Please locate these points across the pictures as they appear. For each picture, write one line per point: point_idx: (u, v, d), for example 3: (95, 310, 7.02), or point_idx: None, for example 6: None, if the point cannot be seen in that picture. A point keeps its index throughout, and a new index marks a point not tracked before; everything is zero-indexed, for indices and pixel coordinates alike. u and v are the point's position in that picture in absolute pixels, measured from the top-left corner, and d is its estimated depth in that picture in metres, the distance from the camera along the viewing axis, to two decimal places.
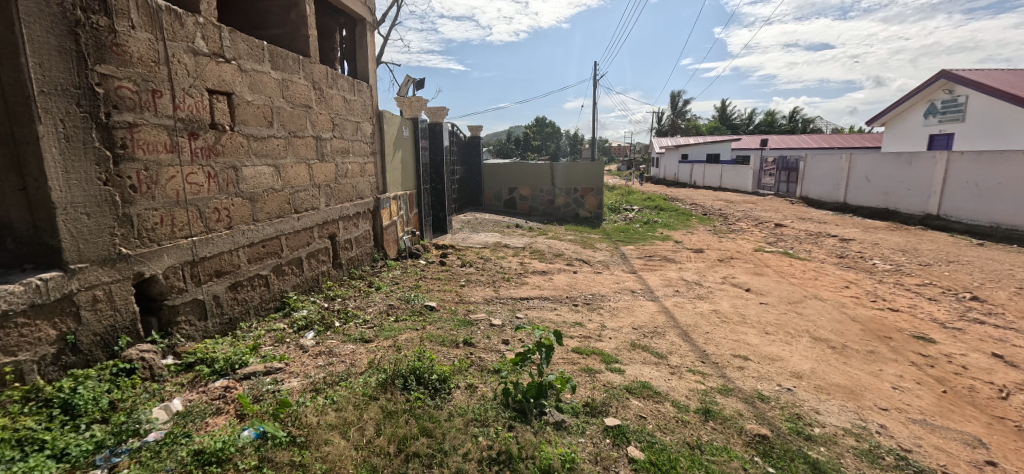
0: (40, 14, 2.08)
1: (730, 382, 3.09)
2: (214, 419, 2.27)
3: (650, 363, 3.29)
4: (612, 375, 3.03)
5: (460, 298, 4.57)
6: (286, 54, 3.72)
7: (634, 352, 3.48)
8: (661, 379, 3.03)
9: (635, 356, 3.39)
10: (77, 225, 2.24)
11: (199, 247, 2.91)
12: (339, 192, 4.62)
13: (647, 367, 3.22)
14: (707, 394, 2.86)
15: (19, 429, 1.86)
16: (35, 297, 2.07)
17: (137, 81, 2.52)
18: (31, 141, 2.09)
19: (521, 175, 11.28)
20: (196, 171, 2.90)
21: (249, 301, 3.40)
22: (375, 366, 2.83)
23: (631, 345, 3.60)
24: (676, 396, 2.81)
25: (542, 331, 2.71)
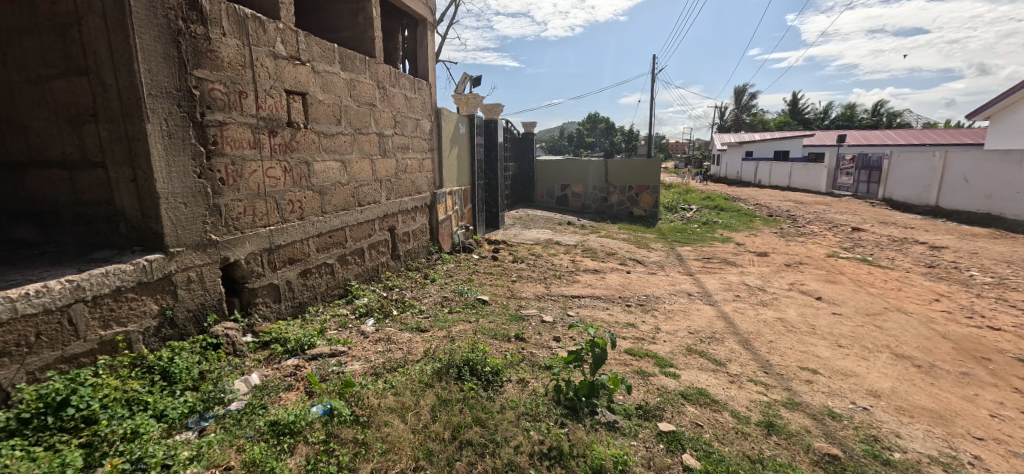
0: (149, 25, 2.33)
1: (796, 395, 2.92)
2: (287, 394, 2.46)
3: (707, 370, 3.18)
4: (666, 379, 2.95)
5: (512, 294, 4.63)
6: (354, 55, 3.93)
7: (690, 357, 3.36)
8: (719, 387, 2.91)
9: (691, 362, 3.28)
10: (176, 213, 2.50)
11: (275, 235, 3.16)
12: (399, 186, 4.81)
13: (703, 373, 3.11)
14: (770, 407, 2.72)
15: (128, 390, 2.12)
16: (142, 275, 2.34)
17: (226, 83, 2.77)
18: (140, 138, 2.35)
19: (574, 172, 11.17)
20: (275, 166, 3.14)
21: (317, 287, 3.64)
22: (431, 355, 2.94)
23: (686, 350, 3.48)
24: (735, 406, 2.69)
25: (597, 330, 2.69)
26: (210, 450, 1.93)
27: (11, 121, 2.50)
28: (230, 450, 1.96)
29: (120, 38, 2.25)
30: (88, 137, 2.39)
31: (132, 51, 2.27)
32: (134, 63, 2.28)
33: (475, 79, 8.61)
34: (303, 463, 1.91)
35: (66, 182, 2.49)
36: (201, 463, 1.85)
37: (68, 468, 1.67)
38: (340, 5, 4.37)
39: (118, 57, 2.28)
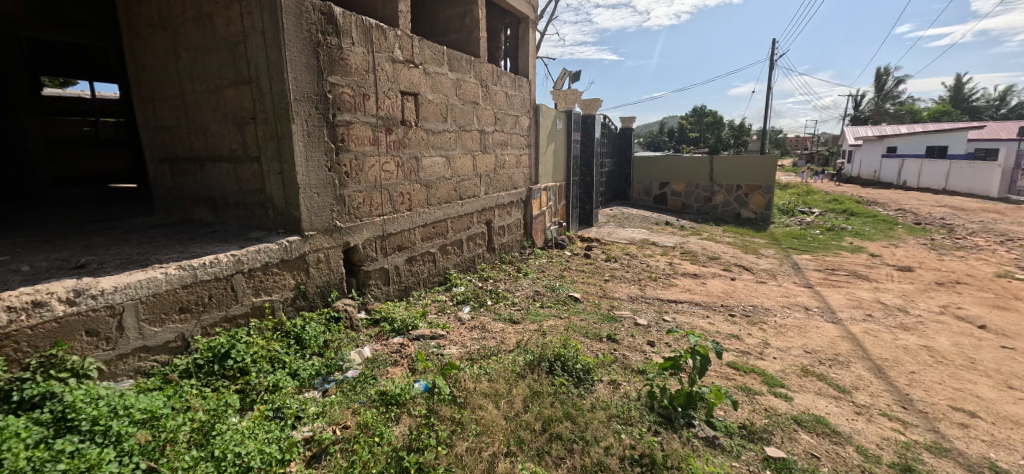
0: (297, 38, 2.70)
1: (944, 440, 2.51)
2: (393, 368, 2.72)
3: (827, 396, 2.87)
4: (776, 401, 2.73)
5: (604, 293, 4.58)
6: (461, 56, 4.15)
7: (806, 379, 3.06)
8: (841, 418, 2.62)
9: (807, 385, 2.98)
10: (311, 202, 2.88)
11: (387, 224, 3.48)
12: (497, 181, 5.00)
13: (823, 399, 2.81)
14: (908, 448, 2.38)
15: (270, 350, 2.52)
16: (283, 253, 2.74)
17: (353, 87, 3.11)
18: (287, 137, 2.74)
19: (676, 170, 10.62)
20: (390, 160, 3.46)
21: (420, 273, 3.95)
22: (523, 347, 3.04)
23: (802, 371, 3.17)
24: (863, 442, 2.40)
25: (699, 337, 2.58)
26: (332, 410, 2.23)
27: (196, 123, 3.09)
28: (348, 412, 2.24)
29: (275, 51, 2.64)
30: (249, 136, 2.86)
31: (283, 62, 2.65)
32: (285, 72, 2.66)
33: (574, 74, 8.58)
34: (407, 432, 2.11)
35: (232, 174, 3.01)
36: (325, 420, 2.15)
37: (229, 408, 2.05)
38: (450, 9, 4.64)
39: (272, 68, 2.68)
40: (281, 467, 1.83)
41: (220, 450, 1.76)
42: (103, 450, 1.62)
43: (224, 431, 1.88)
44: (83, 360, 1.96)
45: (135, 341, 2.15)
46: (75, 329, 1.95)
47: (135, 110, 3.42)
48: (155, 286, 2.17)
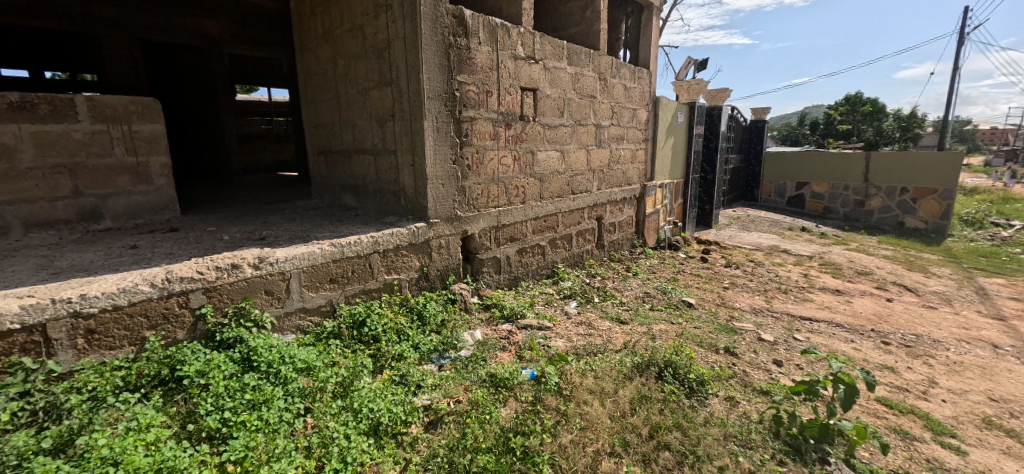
0: (432, 41, 2.94)
1: None
2: (502, 353, 2.87)
3: (1018, 457, 2.33)
4: (944, 453, 2.30)
5: (723, 301, 4.26)
6: (581, 50, 4.13)
7: (987, 432, 2.53)
8: None
9: (989, 439, 2.46)
10: (437, 192, 3.14)
11: (502, 215, 3.65)
12: (611, 177, 4.91)
13: (1012, 460, 2.29)
14: None
15: (397, 322, 2.83)
16: (410, 238, 3.04)
17: (478, 84, 3.29)
18: (419, 132, 3.01)
19: (826, 164, 9.27)
20: (507, 154, 3.60)
21: (530, 265, 4.07)
22: (630, 348, 2.98)
23: (982, 421, 2.62)
24: None
25: (842, 363, 2.28)
26: (447, 384, 2.44)
27: (347, 120, 3.55)
28: (461, 387, 2.43)
29: (413, 55, 2.92)
30: (388, 132, 3.20)
31: (419, 64, 2.91)
32: (420, 73, 2.92)
33: (700, 63, 8.03)
34: (514, 415, 2.22)
35: (373, 164, 3.41)
36: (441, 392, 2.36)
37: (364, 368, 2.37)
38: (571, 2, 4.65)
39: (410, 70, 2.96)
40: (404, 427, 2.08)
41: (357, 404, 2.06)
42: (274, 389, 2.04)
43: (360, 388, 2.18)
44: (261, 314, 2.40)
45: (297, 303, 2.57)
46: (257, 289, 2.40)
47: (302, 110, 4.03)
48: (313, 259, 2.57)
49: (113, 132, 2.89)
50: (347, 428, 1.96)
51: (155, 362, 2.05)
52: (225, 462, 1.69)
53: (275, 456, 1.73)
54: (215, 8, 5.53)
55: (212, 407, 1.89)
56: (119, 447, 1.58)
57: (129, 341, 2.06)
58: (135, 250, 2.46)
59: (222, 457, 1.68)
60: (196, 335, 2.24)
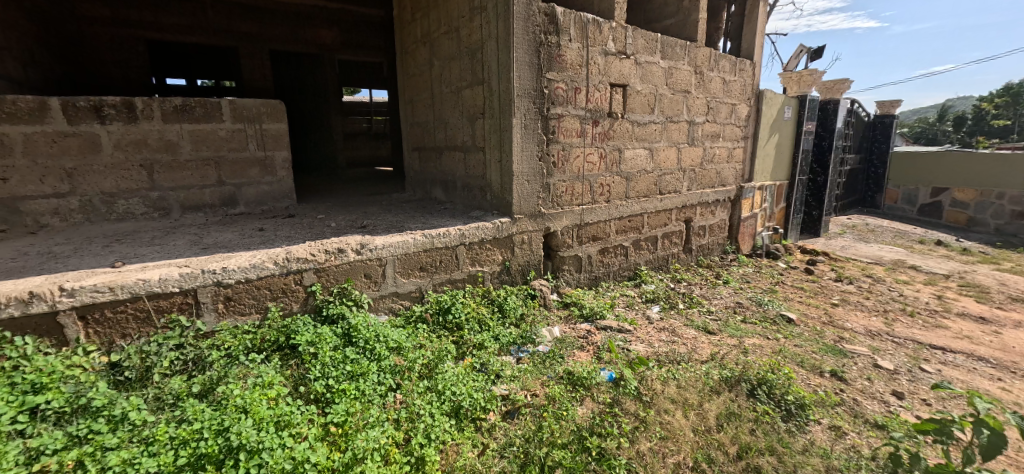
0: (523, 41, 3.00)
1: None
2: (579, 352, 2.86)
3: None
4: None
5: (830, 319, 3.84)
6: (676, 42, 3.94)
7: None
8: None
9: None
10: (522, 188, 3.20)
11: (585, 214, 3.62)
12: (703, 177, 4.65)
13: None
14: None
15: (478, 312, 2.94)
16: (495, 232, 3.14)
17: (567, 81, 3.28)
18: (507, 130, 3.09)
19: (981, 172, 7.72)
20: (594, 152, 3.55)
21: (611, 265, 3.99)
22: (719, 361, 2.80)
23: None
24: None
25: (989, 405, 1.91)
26: (525, 376, 2.49)
27: (440, 118, 3.75)
28: (538, 382, 2.47)
29: (505, 54, 3.00)
30: (478, 129, 3.33)
31: (510, 62, 2.99)
32: (511, 71, 3.00)
33: (814, 51, 7.29)
34: (590, 415, 2.22)
35: (462, 160, 3.56)
36: (519, 384, 2.42)
37: (448, 353, 2.49)
38: None
39: (501, 69, 3.04)
40: (483, 413, 2.17)
41: (441, 386, 2.19)
42: (370, 364, 2.24)
43: (445, 371, 2.31)
44: (361, 295, 2.65)
45: (390, 287, 2.78)
46: (357, 272, 2.65)
47: (401, 109, 4.32)
48: (406, 248, 2.77)
49: (249, 130, 3.33)
50: (432, 406, 2.09)
51: (275, 330, 2.36)
52: (329, 423, 1.90)
53: (370, 422, 1.90)
54: (329, 18, 6.10)
55: (320, 373, 2.13)
56: (249, 398, 1.84)
57: (256, 309, 2.39)
58: (261, 232, 2.82)
59: (327, 418, 1.90)
60: (307, 308, 2.53)
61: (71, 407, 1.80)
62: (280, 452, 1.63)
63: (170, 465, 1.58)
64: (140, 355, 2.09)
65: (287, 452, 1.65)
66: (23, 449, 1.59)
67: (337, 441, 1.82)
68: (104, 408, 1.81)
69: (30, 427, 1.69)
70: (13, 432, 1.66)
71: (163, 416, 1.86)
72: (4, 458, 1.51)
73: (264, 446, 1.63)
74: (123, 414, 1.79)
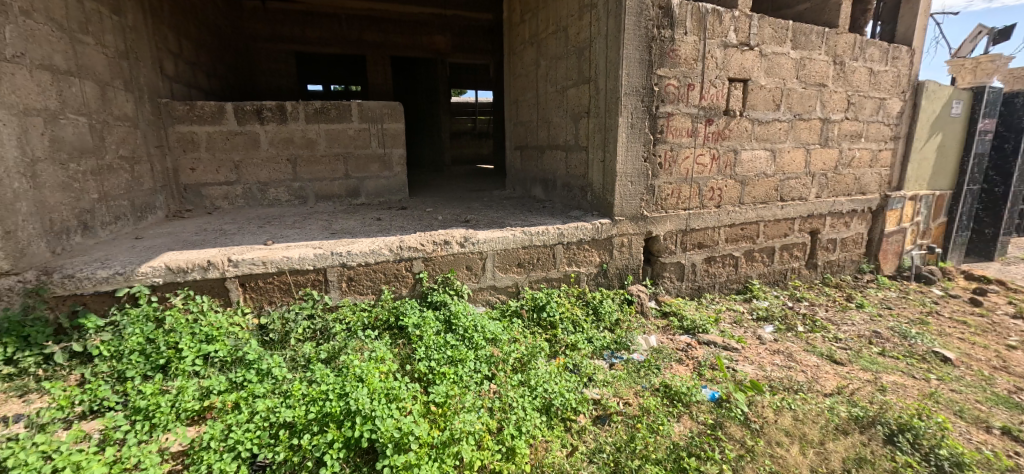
0: (634, 36, 2.90)
1: None
2: (678, 365, 2.69)
3: None
4: None
5: (1004, 364, 3.14)
6: (811, 29, 3.52)
7: None
8: None
9: None
10: (624, 190, 3.11)
11: (692, 219, 3.40)
12: (837, 183, 4.10)
13: None
14: None
15: (572, 313, 2.92)
16: (594, 233, 3.10)
17: (680, 77, 3.10)
18: (613, 128, 3.02)
19: None
20: (705, 153, 3.32)
21: (717, 276, 3.70)
22: (848, 397, 2.45)
23: None
24: None
25: None
26: (618, 383, 2.41)
27: (544, 118, 3.78)
28: (632, 391, 2.37)
29: (614, 51, 2.93)
30: (582, 128, 3.30)
31: (619, 60, 2.91)
32: (620, 68, 2.92)
33: (998, 33, 6.04)
34: (688, 434, 2.08)
35: (564, 159, 3.56)
36: (611, 390, 2.35)
37: (541, 350, 2.51)
38: None
39: (609, 66, 2.98)
40: (574, 415, 2.14)
41: (534, 381, 2.21)
42: (468, 351, 2.33)
43: (538, 368, 2.33)
44: (462, 285, 2.79)
45: (489, 280, 2.89)
46: (460, 264, 2.79)
47: (506, 108, 4.44)
48: (506, 243, 2.85)
49: (372, 129, 3.67)
50: (524, 399, 2.12)
51: (387, 311, 2.57)
52: (430, 401, 2.02)
53: (467, 406, 1.98)
54: (445, 25, 6.47)
55: (424, 354, 2.28)
56: (365, 369, 2.03)
57: (372, 290, 2.65)
58: (378, 221, 3.10)
59: (429, 397, 2.02)
60: (414, 293, 2.73)
61: (231, 358, 2.16)
62: (388, 421, 1.78)
63: (301, 417, 1.82)
64: (282, 320, 2.43)
65: (393, 422, 1.78)
66: (198, 386, 1.97)
67: (437, 420, 1.92)
68: (255, 361, 2.14)
69: (204, 369, 2.08)
70: (193, 371, 2.07)
71: (296, 374, 2.13)
72: (186, 392, 1.89)
73: (376, 414, 1.80)
74: (268, 369, 2.10)
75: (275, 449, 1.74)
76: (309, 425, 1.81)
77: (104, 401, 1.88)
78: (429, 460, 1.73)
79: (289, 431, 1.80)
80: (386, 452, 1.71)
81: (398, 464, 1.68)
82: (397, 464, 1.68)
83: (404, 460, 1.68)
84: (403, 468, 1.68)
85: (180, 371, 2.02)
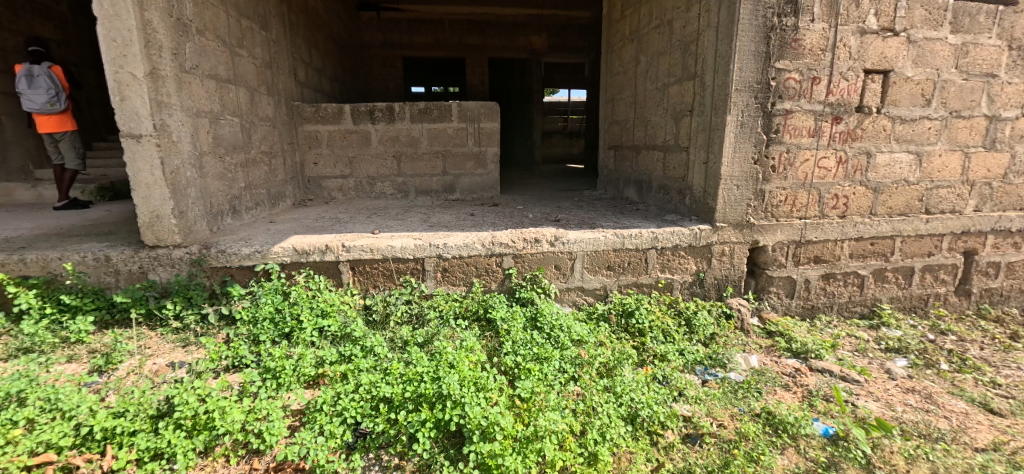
0: (750, 26, 2.65)
1: None
2: (782, 391, 2.42)
3: None
4: None
5: None
6: (979, 9, 2.93)
7: None
8: None
9: None
10: (729, 194, 2.86)
11: (808, 230, 3.03)
12: (1006, 195, 3.37)
13: None
14: None
15: (663, 323, 2.77)
16: (692, 239, 2.91)
17: (803, 70, 2.77)
18: (720, 127, 2.79)
19: None
20: (829, 155, 2.93)
21: (836, 296, 3.26)
22: (1008, 457, 2.00)
23: None
24: None
25: None
26: (712, 403, 2.23)
27: (642, 117, 3.64)
28: (727, 413, 2.19)
29: (725, 44, 2.71)
30: (683, 127, 3.11)
31: (731, 53, 2.69)
32: (732, 62, 2.69)
33: None
34: (793, 469, 1.87)
35: (661, 160, 3.39)
36: (704, 408, 2.19)
37: (628, 357, 2.43)
38: None
39: (719, 60, 2.76)
40: (661, 430, 2.03)
41: (620, 389, 2.14)
42: (553, 350, 2.33)
43: (623, 375, 2.25)
44: (549, 284, 2.80)
45: (577, 281, 2.87)
46: (549, 262, 2.80)
47: (602, 107, 4.35)
48: (597, 245, 2.80)
49: (470, 129, 3.82)
50: (609, 406, 2.06)
51: (477, 304, 2.67)
52: (516, 395, 2.05)
53: (551, 405, 1.99)
54: (543, 24, 6.51)
55: (510, 349, 2.32)
56: (456, 357, 2.13)
57: (464, 282, 2.77)
58: (472, 217, 3.23)
59: (515, 391, 2.06)
60: (503, 288, 2.80)
61: (340, 333, 2.40)
62: (476, 409, 1.85)
63: (399, 394, 1.97)
64: (383, 302, 2.65)
65: (481, 411, 1.85)
66: (315, 356, 2.22)
67: (522, 414, 1.95)
68: (360, 338, 2.36)
69: (319, 340, 2.34)
70: (310, 341, 2.34)
71: (393, 354, 2.31)
72: (305, 359, 2.14)
73: (465, 401, 1.88)
74: (371, 347, 2.30)
75: (375, 419, 1.90)
76: (404, 402, 1.95)
77: (242, 358, 2.20)
78: (513, 452, 1.76)
79: (387, 406, 1.95)
80: (473, 438, 1.78)
81: (484, 451, 1.74)
82: (482, 451, 1.74)
83: (489, 448, 1.74)
84: (488, 456, 1.74)
85: (301, 339, 2.30)
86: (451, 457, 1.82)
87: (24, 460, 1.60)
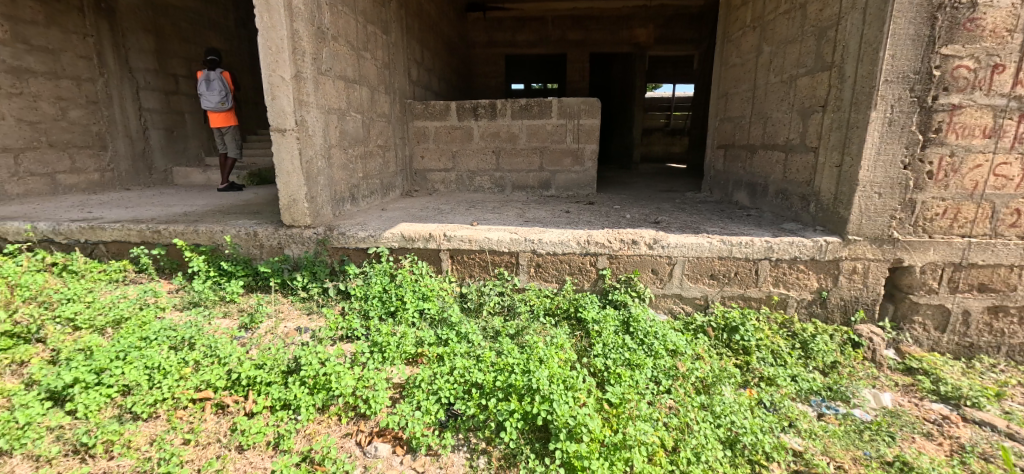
0: (910, 6, 2.23)
1: None
2: (924, 440, 2.02)
3: None
4: None
5: None
6: None
7: None
8: None
9: None
10: (867, 202, 2.47)
11: (971, 251, 2.50)
12: None
13: None
14: None
15: (773, 344, 2.50)
16: (815, 252, 2.57)
17: (979, 57, 2.27)
18: (861, 125, 2.41)
19: None
20: (1010, 161, 2.37)
21: (1007, 335, 2.64)
22: None
23: None
24: None
25: None
26: (829, 440, 1.96)
27: (761, 113, 3.29)
28: (848, 455, 1.90)
29: (875, 28, 2.32)
30: (813, 125, 2.75)
31: (882, 38, 2.29)
32: (882, 48, 2.30)
33: None
34: None
35: (782, 162, 3.04)
36: (819, 445, 1.93)
37: (730, 376, 2.23)
38: None
39: (866, 47, 2.38)
40: (766, 461, 1.84)
41: (719, 409, 1.98)
42: (646, 358, 2.23)
43: (723, 394, 2.08)
44: (645, 289, 2.69)
45: (675, 288, 2.71)
46: (645, 266, 2.69)
47: (714, 103, 4.03)
48: (699, 251, 2.62)
49: (570, 125, 3.79)
50: (706, 424, 1.91)
51: (567, 302, 2.66)
52: (605, 399, 2.01)
53: (642, 415, 1.91)
54: (652, 16, 6.20)
55: (601, 351, 2.28)
56: (547, 353, 2.14)
57: (556, 279, 2.78)
58: (567, 214, 3.21)
59: (605, 395, 2.02)
60: (596, 289, 2.75)
61: (438, 316, 2.56)
62: (564, 407, 1.85)
63: (490, 382, 2.04)
64: (478, 292, 2.76)
65: (569, 410, 1.85)
66: (416, 336, 2.40)
67: (611, 420, 1.91)
68: (456, 324, 2.49)
69: (419, 322, 2.52)
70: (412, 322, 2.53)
71: (485, 342, 2.40)
72: (406, 339, 2.33)
73: (554, 397, 1.89)
74: (465, 333, 2.41)
75: (467, 403, 2.00)
76: (494, 390, 2.02)
77: (354, 331, 2.45)
78: (600, 457, 1.74)
79: (478, 391, 2.04)
80: (560, 435, 1.79)
81: (570, 451, 1.73)
82: (569, 450, 1.74)
83: (575, 449, 1.73)
84: (574, 456, 1.73)
85: (404, 319, 2.50)
86: (536, 450, 1.85)
87: (191, 393, 2.01)
